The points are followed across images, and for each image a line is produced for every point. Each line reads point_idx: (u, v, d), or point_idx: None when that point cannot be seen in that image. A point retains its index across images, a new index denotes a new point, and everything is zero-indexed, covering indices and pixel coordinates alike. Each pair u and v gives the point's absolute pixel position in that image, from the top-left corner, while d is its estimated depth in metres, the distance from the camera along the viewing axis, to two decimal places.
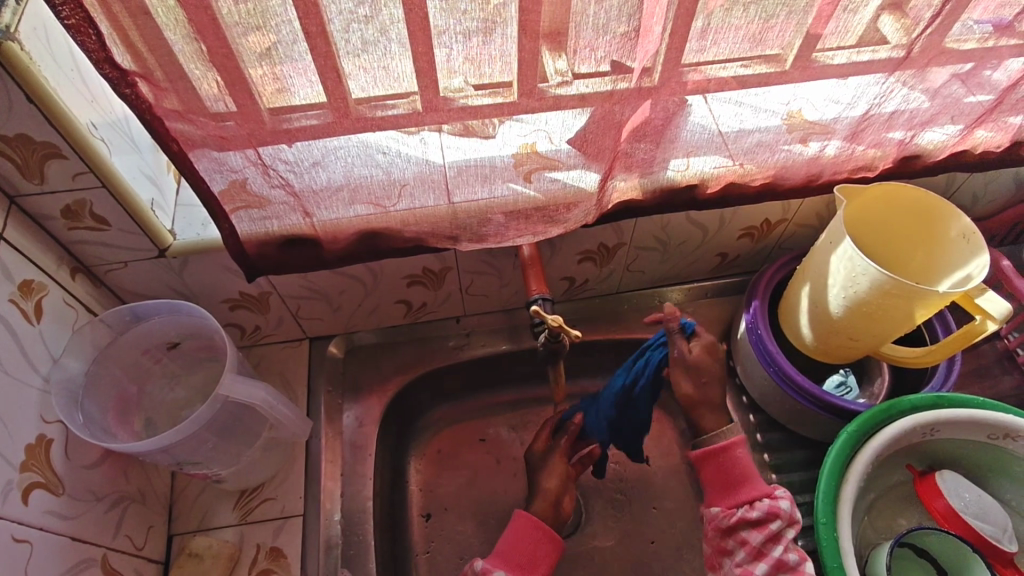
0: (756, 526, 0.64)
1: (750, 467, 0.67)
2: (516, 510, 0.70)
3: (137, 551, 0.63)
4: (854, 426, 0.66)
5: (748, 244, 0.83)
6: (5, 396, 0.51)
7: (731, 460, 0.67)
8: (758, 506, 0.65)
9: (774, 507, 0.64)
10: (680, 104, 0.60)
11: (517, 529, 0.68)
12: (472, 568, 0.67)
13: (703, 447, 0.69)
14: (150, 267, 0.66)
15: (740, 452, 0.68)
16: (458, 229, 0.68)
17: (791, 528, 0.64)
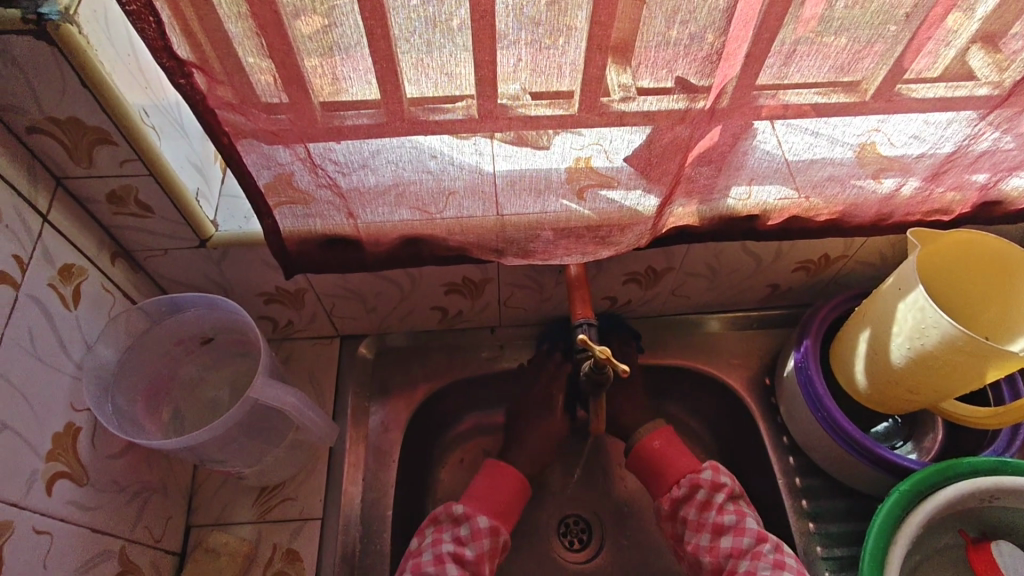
0: (689, 503, 0.70)
1: (672, 450, 0.73)
2: (485, 462, 0.75)
3: (155, 543, 0.63)
4: (912, 480, 0.62)
5: (802, 277, 0.79)
6: (36, 381, 0.50)
7: (648, 451, 0.74)
8: (681, 483, 0.71)
9: (696, 480, 0.70)
10: (748, 128, 0.57)
11: (490, 476, 0.72)
12: (453, 512, 0.69)
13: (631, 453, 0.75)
14: (190, 256, 0.65)
15: (657, 442, 0.74)
16: (504, 243, 0.65)
17: (718, 492, 0.69)
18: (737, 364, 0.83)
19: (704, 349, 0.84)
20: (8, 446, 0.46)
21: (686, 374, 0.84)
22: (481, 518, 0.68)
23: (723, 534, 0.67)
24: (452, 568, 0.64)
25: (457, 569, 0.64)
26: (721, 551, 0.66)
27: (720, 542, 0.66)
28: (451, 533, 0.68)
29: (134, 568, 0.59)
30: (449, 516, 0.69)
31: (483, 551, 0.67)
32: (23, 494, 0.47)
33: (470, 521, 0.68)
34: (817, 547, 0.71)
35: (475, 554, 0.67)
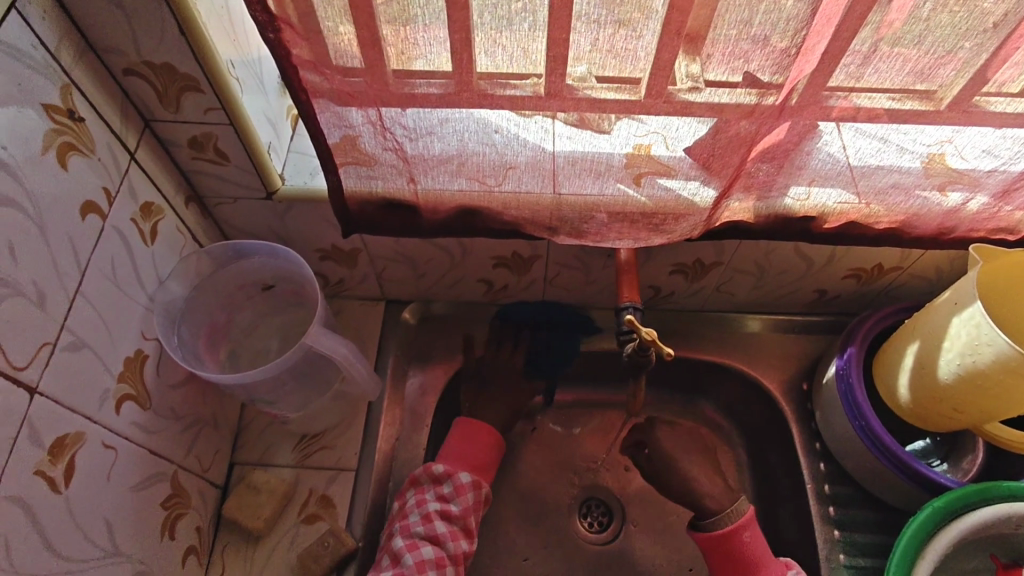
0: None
1: (761, 551, 0.67)
2: (456, 420, 0.77)
3: (202, 473, 0.67)
4: (948, 496, 0.62)
5: (852, 285, 0.78)
6: (114, 306, 0.52)
7: (737, 544, 0.67)
8: None
9: None
10: (813, 129, 0.56)
11: (465, 434, 0.75)
12: (432, 471, 0.71)
13: (710, 531, 0.69)
14: (256, 206, 0.68)
15: (746, 536, 0.68)
16: (558, 222, 0.67)
17: None
18: (774, 365, 0.83)
19: (742, 347, 0.84)
20: (87, 362, 0.48)
21: (721, 370, 0.84)
22: (462, 474, 0.71)
23: None
24: (441, 527, 0.67)
25: (445, 526, 0.68)
26: None
27: None
28: (433, 491, 0.70)
29: (184, 493, 0.63)
30: (430, 477, 0.71)
31: (468, 505, 0.70)
32: (96, 409, 0.50)
33: (451, 479, 0.70)
34: (840, 555, 0.71)
35: (460, 508, 0.69)
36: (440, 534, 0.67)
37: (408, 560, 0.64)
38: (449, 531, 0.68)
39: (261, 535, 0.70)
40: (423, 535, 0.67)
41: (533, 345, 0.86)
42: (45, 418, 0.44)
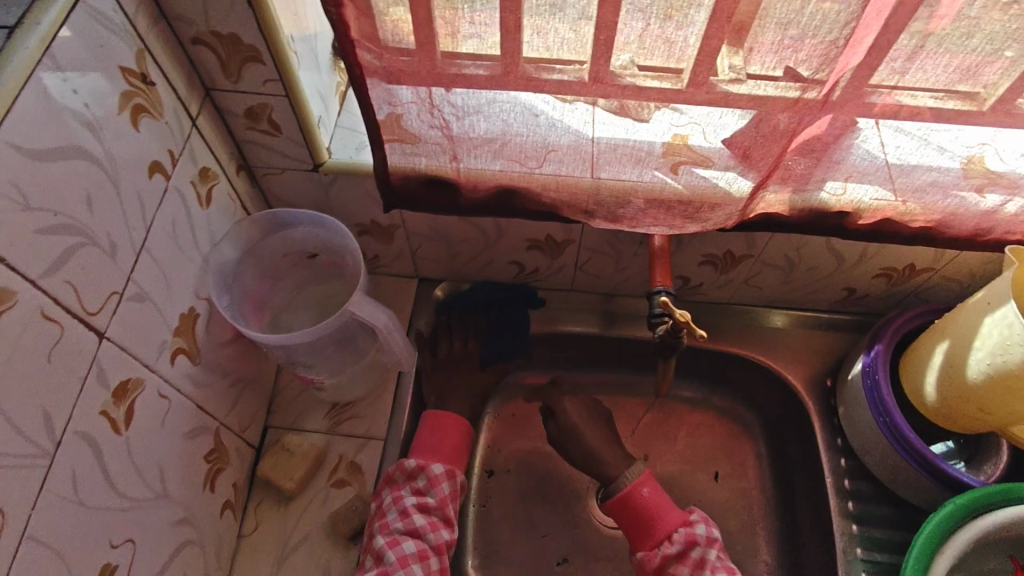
0: (682, 559, 0.68)
1: (663, 501, 0.72)
2: (424, 415, 0.77)
3: (239, 433, 0.70)
4: (978, 495, 0.62)
5: (882, 285, 0.78)
6: (172, 264, 0.55)
7: (637, 499, 0.72)
8: (675, 539, 0.69)
9: (691, 535, 0.69)
10: (851, 125, 0.57)
11: (435, 426, 0.75)
12: (405, 466, 0.71)
13: (613, 495, 0.74)
14: (303, 178, 0.70)
15: (646, 491, 0.72)
16: (594, 206, 0.68)
17: (711, 548, 0.68)
18: (798, 360, 0.84)
19: (766, 340, 0.85)
20: (148, 314, 0.51)
21: (743, 361, 0.86)
22: (436, 466, 0.71)
23: None
24: (420, 519, 0.67)
25: (424, 518, 0.68)
26: None
27: None
28: (409, 487, 0.70)
29: (223, 449, 0.66)
30: (403, 473, 0.71)
31: (444, 495, 0.70)
32: (154, 358, 0.52)
33: (425, 471, 0.70)
34: (857, 548, 0.72)
35: (437, 499, 0.69)
36: (420, 527, 0.67)
37: (390, 556, 0.64)
38: (428, 522, 0.68)
39: (292, 495, 0.73)
40: (402, 531, 0.66)
41: (490, 327, 0.86)
42: (111, 362, 0.46)
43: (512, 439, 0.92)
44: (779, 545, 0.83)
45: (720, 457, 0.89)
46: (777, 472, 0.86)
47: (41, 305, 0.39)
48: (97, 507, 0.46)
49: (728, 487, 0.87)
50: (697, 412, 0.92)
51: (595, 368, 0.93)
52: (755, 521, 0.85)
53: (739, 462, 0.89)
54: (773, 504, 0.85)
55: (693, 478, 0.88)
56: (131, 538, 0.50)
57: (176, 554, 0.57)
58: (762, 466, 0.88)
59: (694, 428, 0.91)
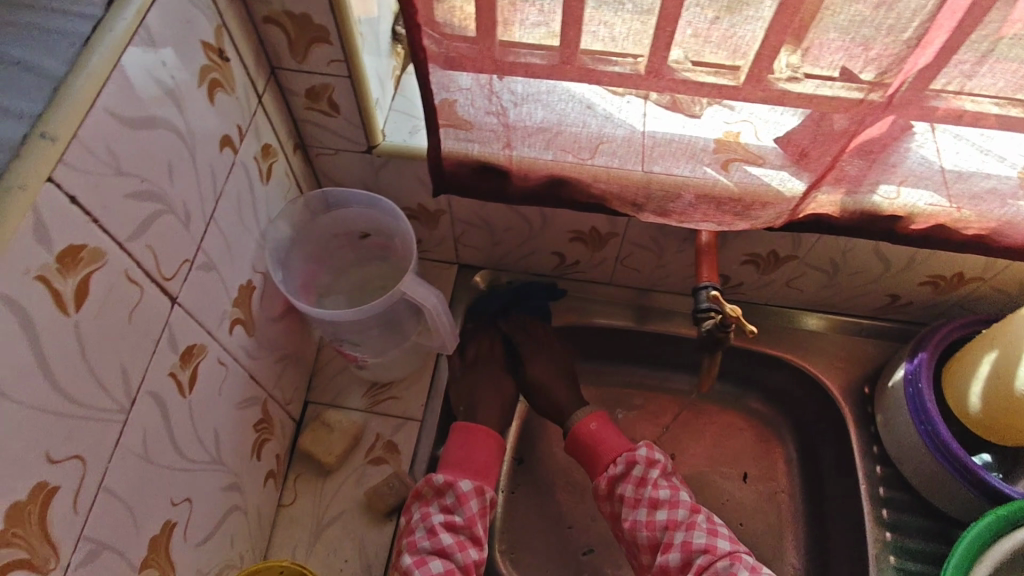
0: (626, 479, 0.71)
1: (608, 430, 0.75)
2: (453, 428, 0.76)
3: (282, 405, 0.72)
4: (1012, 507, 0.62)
5: (927, 293, 0.77)
6: (235, 236, 0.57)
7: (584, 432, 0.76)
8: (618, 461, 0.72)
9: (632, 457, 0.72)
10: (906, 129, 0.57)
11: (464, 441, 0.73)
12: (433, 481, 0.69)
13: (567, 432, 0.77)
14: (356, 160, 0.72)
15: (593, 424, 0.76)
16: (644, 198, 0.69)
17: (652, 467, 0.71)
18: (835, 365, 0.83)
19: (803, 343, 0.85)
20: (212, 283, 0.53)
21: (778, 363, 0.86)
22: (463, 482, 0.69)
23: (659, 507, 0.68)
24: (447, 539, 0.66)
25: (452, 536, 0.66)
26: (658, 523, 0.68)
27: (657, 515, 0.68)
28: (437, 504, 0.69)
29: (268, 419, 0.68)
30: (431, 489, 0.69)
31: (473, 513, 0.68)
32: (215, 327, 0.54)
33: (453, 488, 0.69)
34: (890, 556, 0.72)
35: (465, 518, 0.68)
36: (448, 546, 0.65)
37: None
38: (456, 541, 0.66)
39: (330, 470, 0.75)
40: (429, 550, 0.65)
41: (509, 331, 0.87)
42: (179, 327, 0.48)
43: (543, 429, 0.92)
44: (806, 549, 0.83)
45: (749, 458, 0.90)
46: (808, 476, 0.86)
47: (125, 268, 0.41)
48: (162, 466, 0.47)
49: (756, 488, 0.88)
50: (728, 412, 0.92)
51: (629, 363, 0.94)
52: (781, 523, 0.85)
53: (769, 464, 0.89)
54: (803, 507, 0.85)
55: (722, 477, 0.88)
56: (189, 498, 0.52)
57: (225, 519, 0.59)
58: (793, 469, 0.88)
59: (725, 428, 0.92)
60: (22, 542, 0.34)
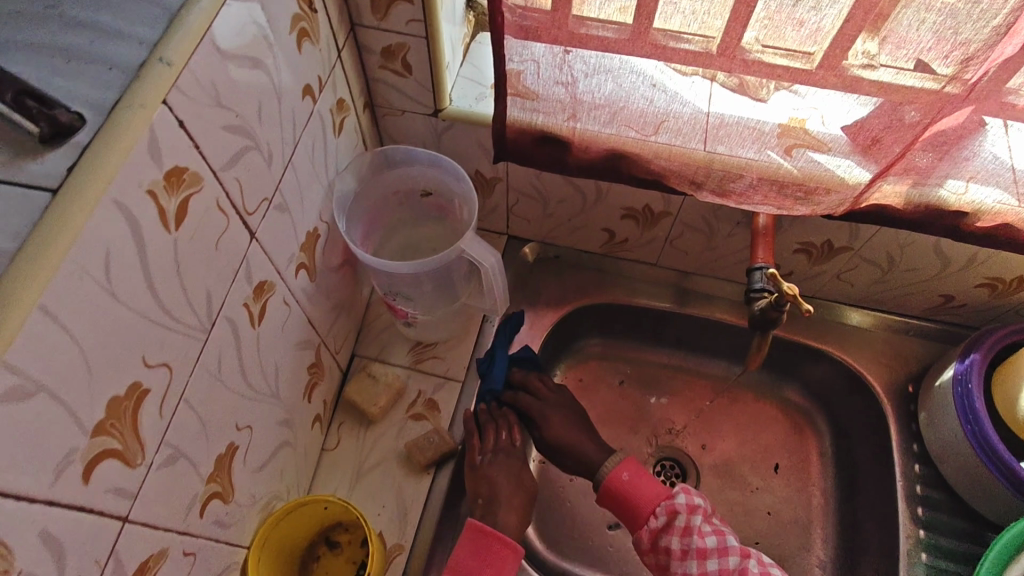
0: (669, 530, 0.69)
1: (642, 479, 0.72)
2: (464, 528, 0.69)
3: (332, 353, 0.75)
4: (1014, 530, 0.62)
5: (984, 296, 0.76)
6: (307, 183, 0.59)
7: (618, 485, 0.72)
8: (658, 513, 0.70)
9: (673, 506, 0.70)
10: (978, 125, 0.56)
11: (475, 548, 0.67)
12: None
13: (599, 485, 0.74)
14: (420, 122, 0.74)
15: (627, 475, 0.73)
16: (703, 177, 0.69)
17: (695, 514, 0.69)
18: (880, 362, 0.83)
19: (848, 339, 0.85)
20: (285, 224, 0.55)
21: (821, 357, 0.86)
22: None
23: (708, 556, 0.67)
24: None
25: None
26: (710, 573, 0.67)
27: (706, 564, 0.67)
28: None
29: (320, 364, 0.71)
30: None
31: None
32: (285, 268, 0.57)
33: None
34: (921, 553, 0.72)
35: None
36: None
37: None
38: None
39: (373, 420, 0.77)
40: None
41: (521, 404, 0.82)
42: (256, 261, 0.51)
43: None
44: (835, 543, 0.83)
45: (782, 450, 0.90)
46: (842, 472, 0.86)
47: (216, 197, 0.44)
48: (231, 389, 0.50)
49: (787, 479, 0.88)
50: (764, 404, 0.93)
51: (667, 346, 0.96)
52: (810, 516, 0.85)
53: (802, 457, 0.89)
54: (834, 502, 0.85)
55: (753, 466, 0.89)
56: (250, 426, 0.54)
57: (277, 452, 0.62)
58: (826, 464, 0.88)
59: (759, 419, 0.92)
60: (118, 435, 0.37)
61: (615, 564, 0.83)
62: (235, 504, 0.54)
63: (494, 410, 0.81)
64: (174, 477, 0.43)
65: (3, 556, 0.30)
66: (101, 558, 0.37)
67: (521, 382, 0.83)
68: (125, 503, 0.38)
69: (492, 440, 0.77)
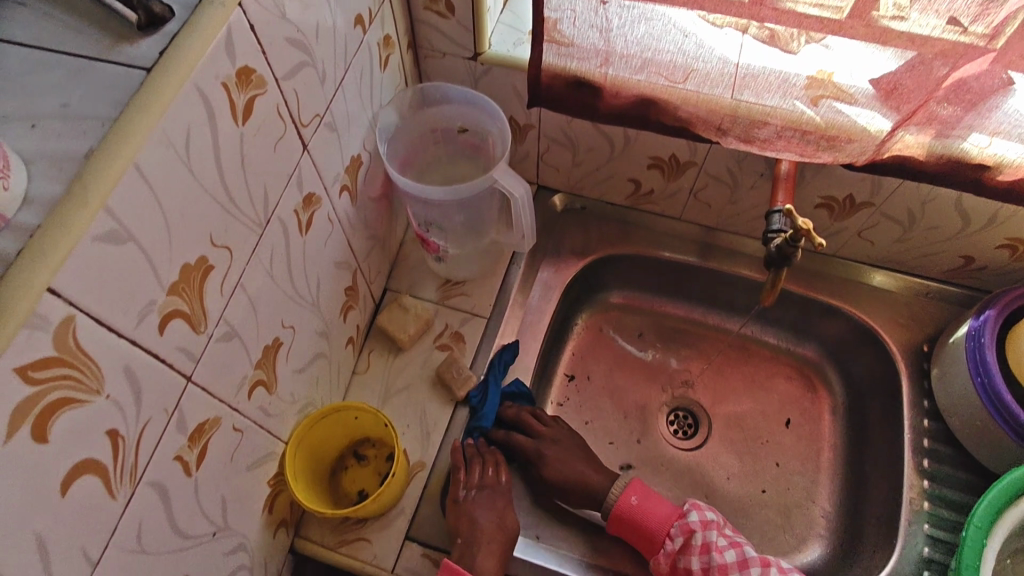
0: (687, 551, 0.71)
1: (650, 503, 0.74)
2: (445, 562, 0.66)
3: (368, 281, 0.79)
4: (1016, 473, 0.62)
5: (1004, 257, 0.77)
6: (353, 109, 0.63)
7: (627, 511, 0.73)
8: (673, 535, 0.71)
9: (686, 526, 0.71)
10: (1004, 82, 0.57)
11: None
12: None
13: (608, 515, 0.75)
14: (460, 64, 0.77)
15: (635, 499, 0.74)
16: (730, 123, 0.71)
17: (710, 530, 0.71)
18: (897, 321, 0.84)
19: (865, 297, 0.86)
20: (331, 143, 0.60)
21: (837, 314, 0.88)
22: None
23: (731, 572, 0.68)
24: None
25: None
26: None
27: None
28: None
29: (356, 288, 0.76)
30: None
31: None
32: (330, 187, 0.61)
33: None
34: (925, 502, 0.74)
35: None
36: None
37: None
38: None
39: (402, 348, 0.82)
40: None
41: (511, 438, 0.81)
42: (307, 172, 0.55)
43: (595, 351, 0.97)
44: (841, 495, 0.85)
45: (794, 406, 0.92)
46: (852, 427, 0.88)
47: (277, 103, 0.48)
48: (279, 288, 0.55)
49: (798, 433, 0.91)
50: (780, 361, 0.96)
51: (687, 300, 0.99)
52: (817, 467, 0.88)
53: (813, 412, 0.92)
54: (843, 457, 0.87)
55: (765, 419, 0.92)
56: (293, 327, 0.60)
57: (313, 361, 0.67)
58: (837, 419, 0.90)
59: (772, 375, 0.95)
60: (186, 299, 0.41)
61: None
62: (278, 398, 0.59)
63: (481, 446, 0.78)
64: (230, 352, 0.48)
65: (93, 375, 0.34)
66: (169, 407, 0.42)
67: (514, 419, 0.83)
68: (190, 366, 0.43)
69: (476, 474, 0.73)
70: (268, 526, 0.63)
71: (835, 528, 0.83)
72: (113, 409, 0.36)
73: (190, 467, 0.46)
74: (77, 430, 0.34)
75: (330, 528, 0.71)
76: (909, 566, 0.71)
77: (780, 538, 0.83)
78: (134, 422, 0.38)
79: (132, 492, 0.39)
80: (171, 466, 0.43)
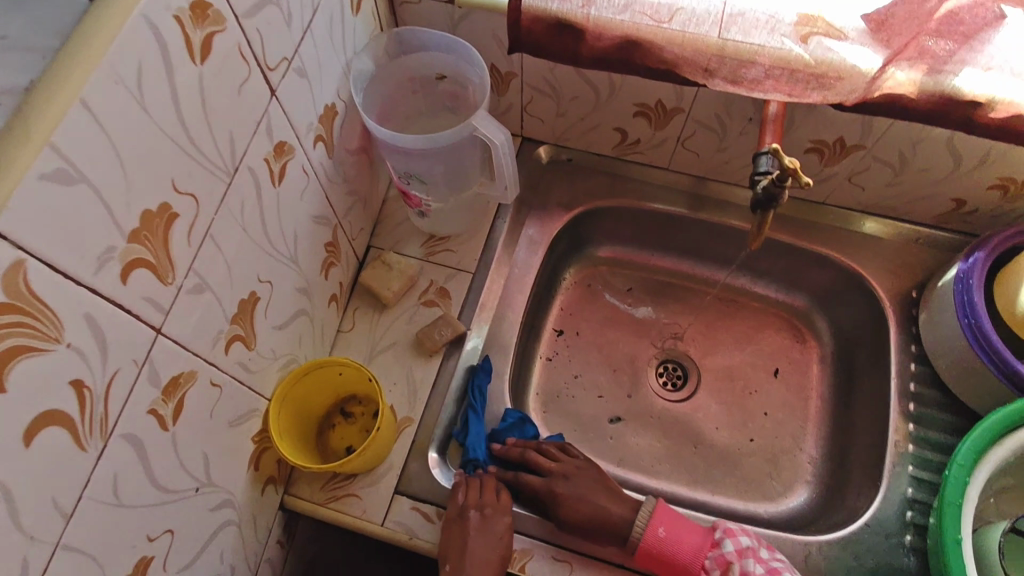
0: None
1: (677, 533, 0.67)
2: None
3: (350, 239, 0.78)
4: (999, 413, 0.62)
5: (995, 199, 0.76)
6: (324, 55, 0.61)
7: (654, 545, 0.66)
8: (708, 568, 0.66)
9: (721, 557, 0.66)
10: (992, 14, 0.60)
11: None
12: None
13: (631, 550, 0.68)
14: (436, 8, 0.74)
15: (662, 531, 0.67)
16: (717, 64, 0.68)
17: (749, 561, 0.65)
18: (886, 268, 0.84)
19: (856, 245, 0.85)
20: (301, 89, 0.57)
21: (827, 263, 0.87)
22: None
23: None
24: None
25: None
26: None
27: None
28: None
29: (337, 245, 0.74)
30: None
31: None
32: (302, 136, 0.59)
33: None
34: (909, 445, 0.74)
35: None
36: None
37: None
38: None
39: (386, 306, 0.81)
40: None
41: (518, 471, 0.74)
42: (275, 118, 0.53)
43: (584, 306, 0.97)
44: (828, 442, 0.86)
45: (783, 356, 0.93)
46: (839, 374, 0.89)
47: (238, 42, 0.46)
48: (253, 240, 0.53)
49: (787, 382, 0.91)
50: (769, 311, 0.95)
51: (676, 253, 0.98)
52: (805, 415, 0.88)
53: (802, 362, 0.92)
54: (830, 405, 0.88)
55: (754, 369, 0.92)
56: (270, 282, 0.58)
57: (294, 319, 0.66)
58: (825, 368, 0.91)
59: (761, 326, 0.95)
60: (150, 248, 0.40)
61: (614, 455, 0.86)
62: (257, 355, 0.58)
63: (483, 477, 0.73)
64: (201, 305, 0.47)
65: (52, 323, 0.33)
66: (139, 359, 0.40)
67: (525, 453, 0.76)
68: (159, 317, 0.42)
69: (473, 496, 0.68)
70: (255, 483, 0.62)
71: (821, 474, 0.84)
72: (77, 359, 0.35)
73: (166, 422, 0.45)
74: (37, 380, 0.33)
75: (319, 485, 0.71)
76: (893, 506, 0.72)
77: (768, 485, 0.84)
78: (101, 372, 0.37)
79: (104, 444, 0.39)
80: (145, 419, 0.42)
